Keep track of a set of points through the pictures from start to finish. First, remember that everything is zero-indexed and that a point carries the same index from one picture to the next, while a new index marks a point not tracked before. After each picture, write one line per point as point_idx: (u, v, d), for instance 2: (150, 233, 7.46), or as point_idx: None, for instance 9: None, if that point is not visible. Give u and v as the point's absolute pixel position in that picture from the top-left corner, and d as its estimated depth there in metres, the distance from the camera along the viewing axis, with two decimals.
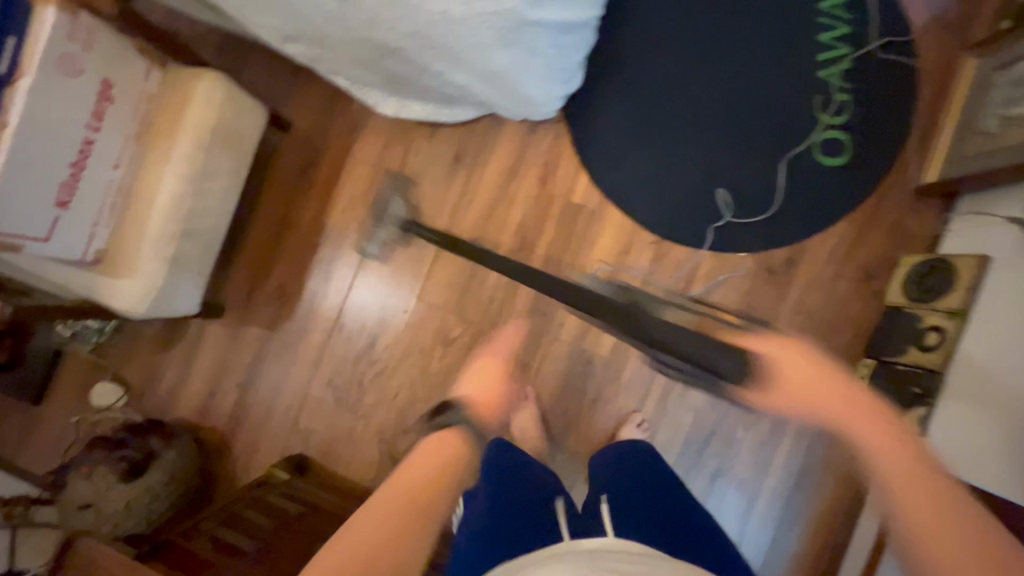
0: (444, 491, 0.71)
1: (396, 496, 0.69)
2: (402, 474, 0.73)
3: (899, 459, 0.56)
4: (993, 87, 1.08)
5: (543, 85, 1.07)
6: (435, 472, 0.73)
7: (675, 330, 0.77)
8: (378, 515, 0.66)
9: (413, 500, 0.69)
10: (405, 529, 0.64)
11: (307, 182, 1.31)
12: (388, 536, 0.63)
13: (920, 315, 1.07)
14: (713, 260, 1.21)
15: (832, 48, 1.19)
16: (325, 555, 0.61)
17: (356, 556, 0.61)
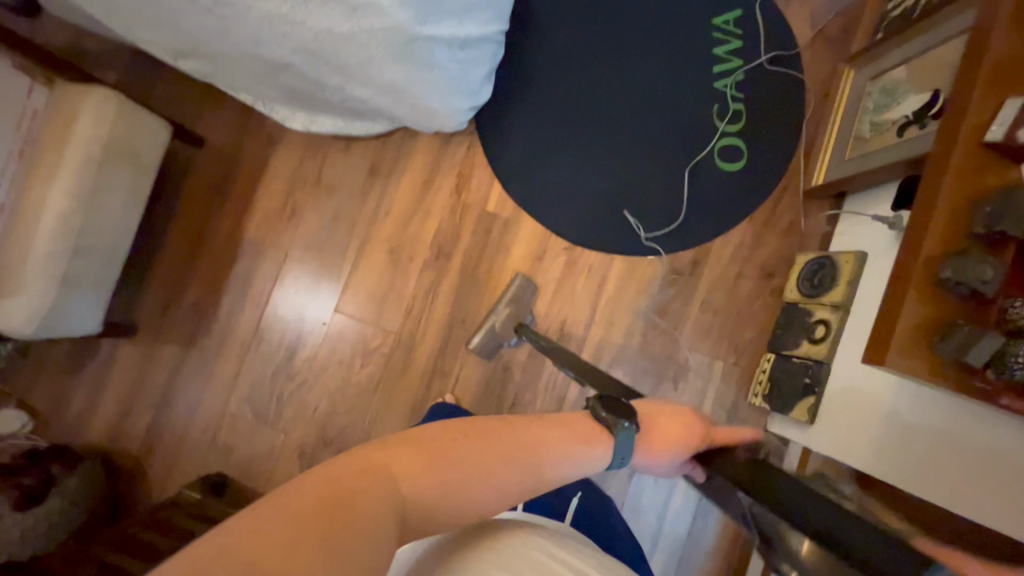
0: (555, 464, 0.54)
1: (516, 434, 0.52)
2: (523, 426, 0.54)
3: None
4: (866, 94, 1.17)
5: (444, 97, 1.10)
6: (540, 445, 0.53)
7: (818, 510, 0.44)
8: (475, 444, 0.48)
9: (500, 448, 0.49)
10: (485, 460, 0.48)
11: (222, 198, 1.30)
12: (449, 468, 0.45)
13: (811, 310, 1.14)
14: (623, 264, 1.26)
15: (726, 61, 1.27)
16: (404, 437, 0.46)
17: (437, 458, 0.45)
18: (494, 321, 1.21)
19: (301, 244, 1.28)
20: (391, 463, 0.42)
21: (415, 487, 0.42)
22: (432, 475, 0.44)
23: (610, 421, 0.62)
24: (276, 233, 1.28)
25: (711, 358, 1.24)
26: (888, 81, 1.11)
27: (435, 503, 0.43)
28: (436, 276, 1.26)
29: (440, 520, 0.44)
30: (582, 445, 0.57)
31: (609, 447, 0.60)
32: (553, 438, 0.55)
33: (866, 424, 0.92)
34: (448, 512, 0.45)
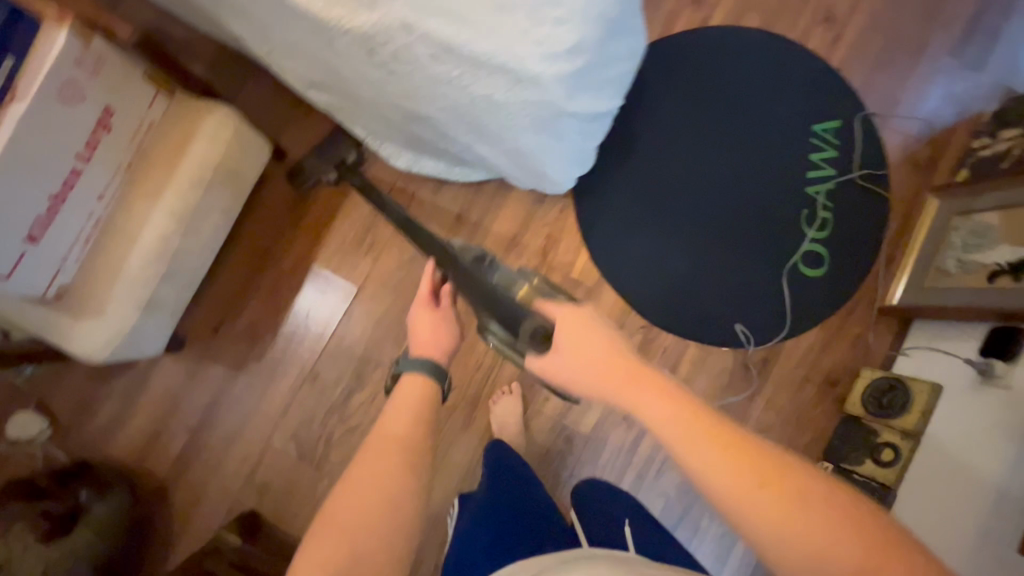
0: (421, 433, 0.76)
1: (382, 446, 0.73)
2: (381, 436, 0.74)
3: (579, 345, 0.72)
4: (952, 229, 1.20)
5: (562, 165, 1.08)
6: (398, 429, 0.75)
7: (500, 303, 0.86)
8: (358, 490, 0.68)
9: (377, 474, 0.69)
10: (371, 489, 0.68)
11: (297, 218, 1.24)
12: (355, 517, 0.65)
13: (877, 430, 1.16)
14: (697, 350, 1.26)
15: (820, 169, 1.30)
16: (322, 519, 0.66)
17: (345, 518, 0.65)
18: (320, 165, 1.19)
19: (374, 280, 1.23)
20: (317, 545, 0.63)
21: (340, 543, 0.63)
22: (349, 527, 0.64)
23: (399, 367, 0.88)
24: (349, 264, 1.23)
25: None
26: (977, 223, 1.14)
27: (361, 541, 0.64)
28: None
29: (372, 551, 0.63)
30: (415, 392, 0.83)
31: (416, 376, 0.86)
32: (406, 413, 0.78)
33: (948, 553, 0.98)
34: (373, 538, 0.64)
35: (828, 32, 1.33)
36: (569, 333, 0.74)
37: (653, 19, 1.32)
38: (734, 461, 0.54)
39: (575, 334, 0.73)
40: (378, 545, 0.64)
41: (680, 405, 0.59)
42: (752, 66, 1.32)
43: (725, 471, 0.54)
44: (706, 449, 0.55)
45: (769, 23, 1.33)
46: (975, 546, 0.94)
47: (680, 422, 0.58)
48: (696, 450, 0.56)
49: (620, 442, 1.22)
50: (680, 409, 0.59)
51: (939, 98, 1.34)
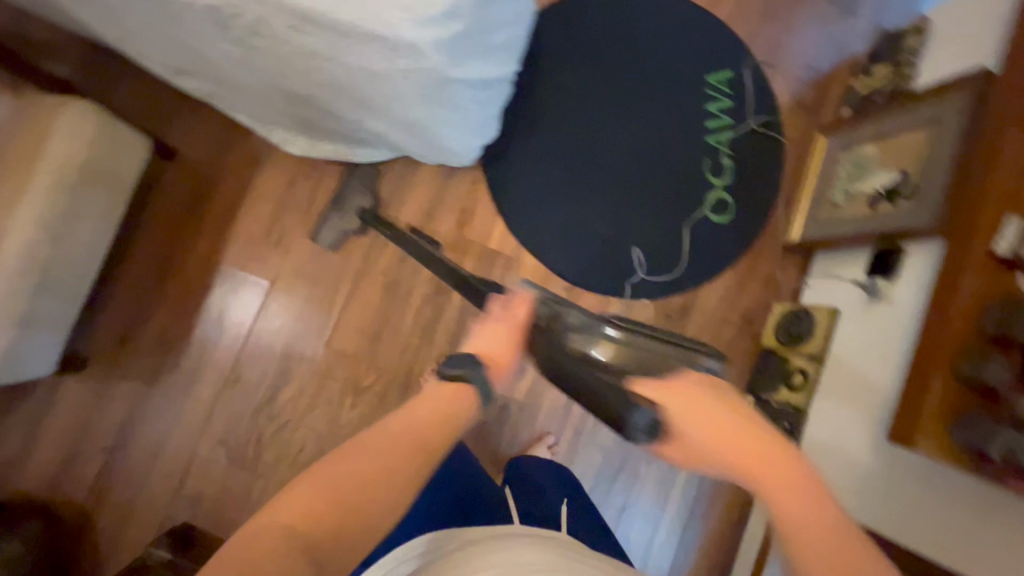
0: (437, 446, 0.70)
1: (395, 441, 0.67)
2: (399, 433, 0.68)
3: (702, 417, 0.73)
4: (839, 164, 1.28)
5: (461, 136, 1.09)
6: (418, 435, 0.69)
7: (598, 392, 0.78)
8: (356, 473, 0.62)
9: (378, 466, 0.63)
10: (365, 476, 0.62)
11: (198, 218, 1.18)
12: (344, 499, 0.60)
13: (789, 358, 1.24)
14: (620, 305, 1.30)
15: (718, 118, 1.36)
16: (302, 482, 0.60)
17: (326, 495, 0.59)
18: (341, 214, 1.19)
19: (290, 273, 1.20)
20: (289, 511, 0.57)
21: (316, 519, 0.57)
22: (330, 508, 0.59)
23: (457, 375, 0.77)
24: (260, 260, 1.19)
25: None
26: (859, 155, 1.23)
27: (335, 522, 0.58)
28: (434, 312, 1.23)
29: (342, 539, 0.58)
30: (456, 404, 0.74)
31: (471, 395, 0.76)
32: (433, 425, 0.71)
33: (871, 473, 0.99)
34: (350, 527, 0.59)
35: None
36: (696, 405, 0.73)
37: None
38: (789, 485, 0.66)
39: (706, 406, 0.73)
40: (347, 532, 0.59)
41: (757, 439, 0.71)
42: (646, 23, 1.35)
43: (769, 483, 0.67)
44: (763, 473, 0.68)
45: None
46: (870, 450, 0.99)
47: (745, 451, 0.70)
48: (768, 476, 0.67)
49: (555, 403, 1.25)
50: (757, 441, 0.71)
51: (819, 42, 1.41)
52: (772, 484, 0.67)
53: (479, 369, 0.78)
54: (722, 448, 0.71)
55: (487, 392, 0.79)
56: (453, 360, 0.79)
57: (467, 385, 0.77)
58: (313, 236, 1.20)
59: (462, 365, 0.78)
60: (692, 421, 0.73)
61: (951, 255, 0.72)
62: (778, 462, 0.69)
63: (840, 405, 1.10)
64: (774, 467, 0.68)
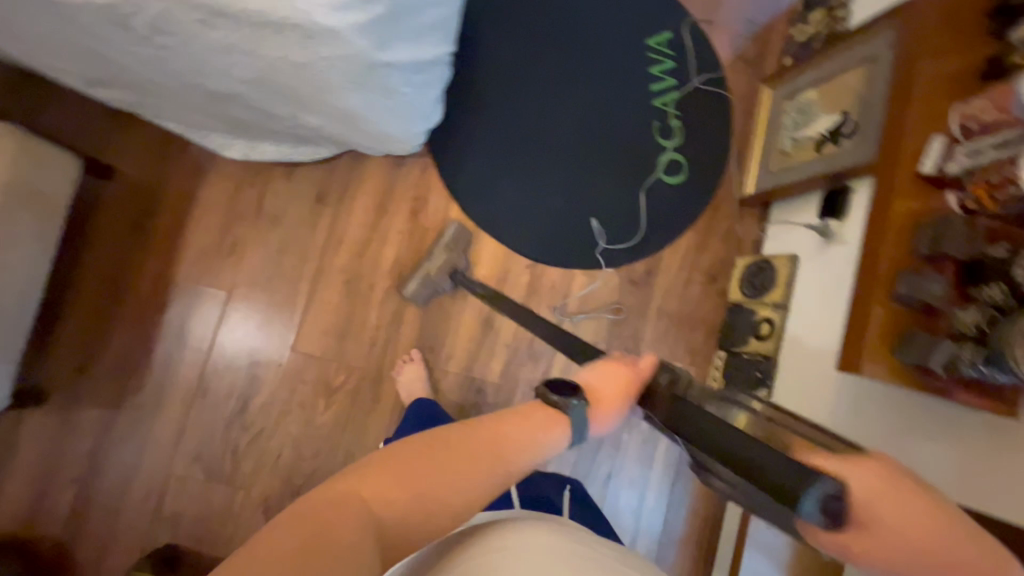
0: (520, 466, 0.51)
1: (479, 441, 0.50)
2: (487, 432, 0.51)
3: (898, 507, 0.40)
4: (785, 113, 1.29)
5: (401, 122, 1.08)
6: (505, 445, 0.51)
7: (725, 433, 0.39)
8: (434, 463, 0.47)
9: (458, 461, 0.48)
10: (445, 470, 0.47)
11: (145, 235, 1.16)
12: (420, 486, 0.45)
13: (756, 309, 1.25)
14: (584, 276, 1.30)
15: (662, 80, 1.36)
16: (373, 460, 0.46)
17: (399, 479, 0.45)
18: (427, 267, 1.19)
19: (246, 281, 1.18)
20: (360, 488, 0.44)
21: (389, 506, 0.44)
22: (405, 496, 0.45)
23: (560, 402, 0.54)
24: (213, 271, 1.17)
25: (671, 359, 1.32)
26: (803, 102, 1.24)
27: (406, 514, 0.44)
28: (398, 304, 1.22)
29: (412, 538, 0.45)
30: (546, 435, 0.52)
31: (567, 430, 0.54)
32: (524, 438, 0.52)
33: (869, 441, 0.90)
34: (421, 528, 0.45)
35: None
36: (881, 493, 0.40)
37: None
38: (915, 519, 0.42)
39: (895, 496, 0.40)
40: (417, 529, 0.45)
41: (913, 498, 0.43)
42: None
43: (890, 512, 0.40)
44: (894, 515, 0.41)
45: None
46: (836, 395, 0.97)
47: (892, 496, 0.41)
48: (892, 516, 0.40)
49: (530, 381, 1.25)
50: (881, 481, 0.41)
51: None
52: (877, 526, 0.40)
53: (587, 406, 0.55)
54: (897, 551, 0.41)
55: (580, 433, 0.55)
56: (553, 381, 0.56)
57: (562, 414, 0.54)
58: (403, 288, 1.21)
59: (559, 392, 0.55)
60: (877, 509, 0.39)
61: (880, 182, 0.74)
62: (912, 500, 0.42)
63: (804, 349, 1.11)
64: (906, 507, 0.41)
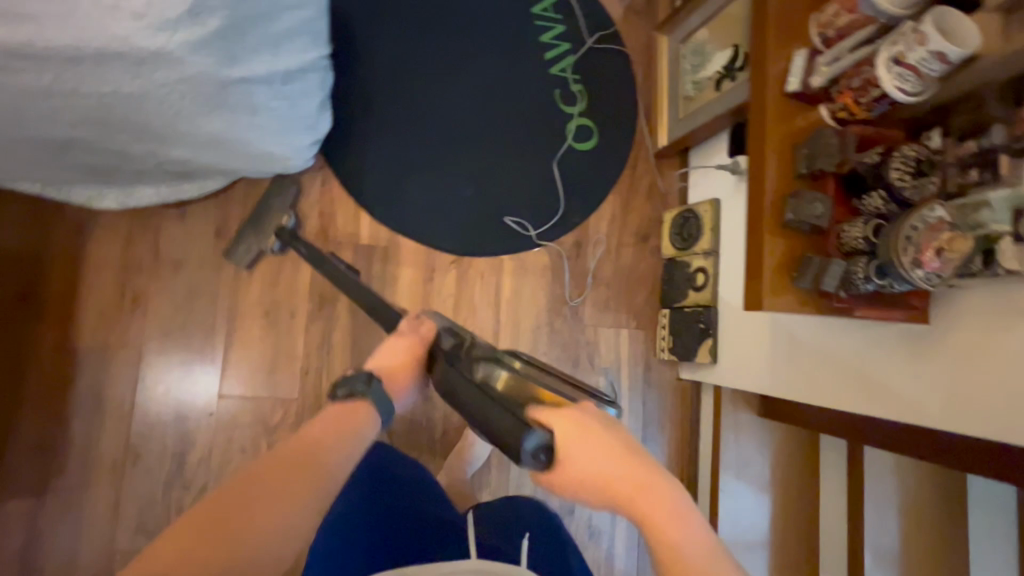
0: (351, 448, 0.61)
1: (305, 447, 0.57)
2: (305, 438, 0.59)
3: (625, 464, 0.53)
4: (682, 57, 1.27)
5: (281, 138, 1.01)
6: (327, 441, 0.59)
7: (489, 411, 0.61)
8: (261, 490, 0.49)
9: (285, 479, 0.52)
10: (274, 492, 0.50)
11: (35, 307, 1.08)
12: (253, 517, 0.47)
13: (689, 261, 1.22)
14: (512, 261, 1.26)
15: (554, 47, 1.32)
16: (194, 517, 0.46)
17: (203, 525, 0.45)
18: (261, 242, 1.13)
19: (156, 334, 1.11)
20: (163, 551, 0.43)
21: (232, 546, 0.45)
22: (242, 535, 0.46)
23: (347, 396, 0.70)
24: (119, 332, 1.10)
25: (617, 328, 1.29)
26: (695, 43, 1.22)
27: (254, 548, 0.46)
28: (325, 327, 1.17)
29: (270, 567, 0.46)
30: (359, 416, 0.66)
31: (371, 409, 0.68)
32: (343, 426, 0.63)
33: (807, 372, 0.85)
34: (269, 551, 0.46)
35: None
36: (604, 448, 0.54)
37: None
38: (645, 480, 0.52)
39: (596, 440, 0.54)
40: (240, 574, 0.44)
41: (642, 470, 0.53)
42: None
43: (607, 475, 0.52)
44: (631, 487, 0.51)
45: None
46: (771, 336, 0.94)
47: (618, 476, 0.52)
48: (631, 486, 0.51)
49: None
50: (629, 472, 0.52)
51: None
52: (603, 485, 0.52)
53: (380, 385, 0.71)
54: (592, 490, 0.53)
55: (386, 407, 0.71)
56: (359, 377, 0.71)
57: (364, 401, 0.69)
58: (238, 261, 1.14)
59: (356, 385, 0.70)
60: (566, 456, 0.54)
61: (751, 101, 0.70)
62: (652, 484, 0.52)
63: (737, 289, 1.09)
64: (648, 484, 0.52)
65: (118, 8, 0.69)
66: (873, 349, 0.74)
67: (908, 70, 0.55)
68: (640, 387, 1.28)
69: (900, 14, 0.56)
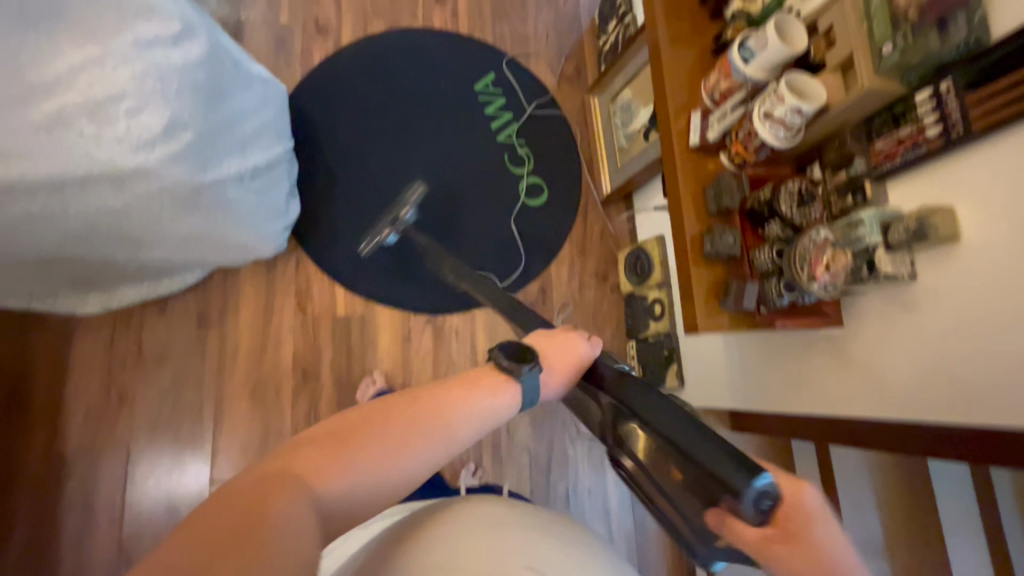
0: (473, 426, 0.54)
1: (436, 403, 0.53)
2: (436, 397, 0.54)
3: (816, 532, 0.40)
4: (613, 114, 1.42)
5: (254, 228, 1.09)
6: (453, 408, 0.54)
7: (693, 434, 0.39)
8: (384, 427, 0.48)
9: (405, 430, 0.49)
10: (384, 439, 0.47)
11: (20, 416, 1.09)
12: (361, 447, 0.46)
13: (645, 294, 1.32)
14: (484, 314, 1.34)
15: (498, 117, 1.47)
16: (300, 440, 0.45)
17: (338, 442, 0.45)
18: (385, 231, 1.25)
19: (145, 427, 1.13)
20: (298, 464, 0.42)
21: (334, 474, 0.43)
22: (344, 471, 0.44)
23: (514, 368, 0.59)
24: (107, 429, 1.12)
25: None
26: (623, 102, 1.37)
27: (348, 486, 0.44)
28: (311, 400, 1.21)
29: (358, 509, 0.45)
30: (494, 397, 0.57)
31: (517, 393, 0.59)
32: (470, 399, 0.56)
33: (761, 380, 0.94)
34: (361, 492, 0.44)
35: (445, 11, 1.51)
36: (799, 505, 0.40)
37: (290, 58, 1.39)
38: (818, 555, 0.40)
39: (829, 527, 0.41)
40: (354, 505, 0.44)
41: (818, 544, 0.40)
42: (402, 63, 1.46)
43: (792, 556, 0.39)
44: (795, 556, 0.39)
45: (393, 22, 1.48)
46: (728, 354, 1.02)
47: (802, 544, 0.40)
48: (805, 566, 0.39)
49: None
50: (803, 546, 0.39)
51: (556, 22, 1.57)
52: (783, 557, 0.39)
53: (536, 373, 0.60)
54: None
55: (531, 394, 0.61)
56: (509, 351, 0.62)
57: (513, 378, 0.60)
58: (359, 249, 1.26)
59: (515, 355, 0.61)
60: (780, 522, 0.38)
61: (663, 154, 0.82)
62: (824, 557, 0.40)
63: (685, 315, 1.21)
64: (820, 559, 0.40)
65: (100, 135, 0.81)
66: (815, 353, 0.81)
67: (776, 121, 0.67)
68: None
69: (759, 76, 0.70)
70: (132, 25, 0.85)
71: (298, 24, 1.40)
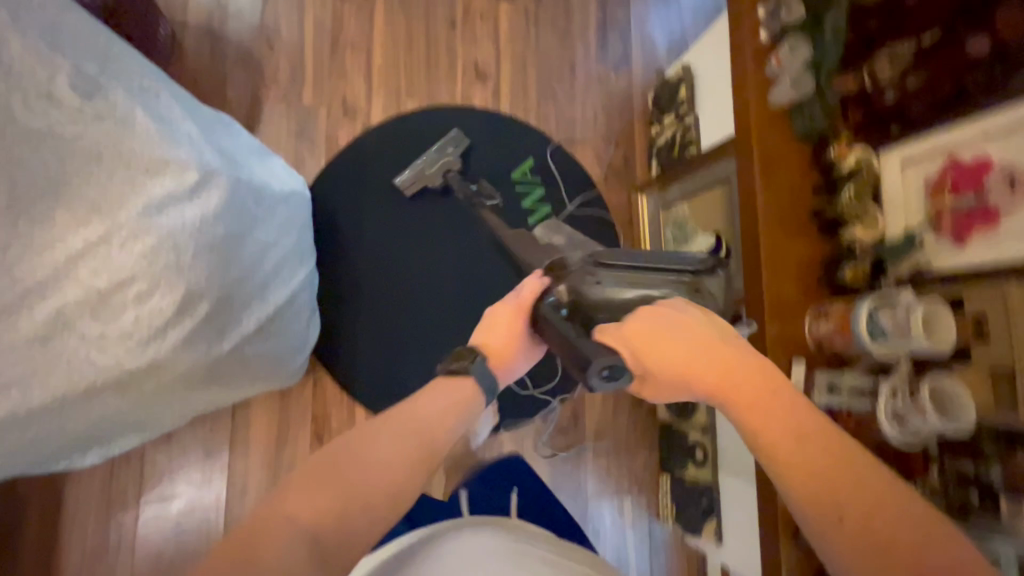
0: (456, 431, 0.61)
1: (416, 417, 0.59)
2: (412, 410, 0.60)
3: (671, 347, 0.58)
4: (665, 224, 1.31)
5: (275, 367, 1.00)
6: (433, 418, 0.60)
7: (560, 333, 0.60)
8: (361, 449, 0.55)
9: (393, 448, 0.56)
10: (373, 463, 0.55)
11: (14, 559, 1.03)
12: (346, 479, 0.53)
13: (687, 431, 1.22)
14: (510, 439, 1.28)
15: (536, 211, 1.34)
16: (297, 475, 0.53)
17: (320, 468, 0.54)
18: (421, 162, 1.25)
19: (145, 568, 1.05)
20: (287, 506, 0.51)
21: (312, 514, 0.51)
22: (328, 507, 0.51)
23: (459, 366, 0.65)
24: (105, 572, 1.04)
25: (619, 495, 1.31)
26: (677, 216, 1.25)
27: (333, 525, 0.51)
28: None
29: (344, 545, 0.52)
30: (464, 387, 0.63)
31: (476, 385, 0.64)
32: (446, 400, 0.62)
33: None
34: (360, 520, 0.53)
35: (485, 88, 1.37)
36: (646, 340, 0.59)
37: (313, 146, 1.27)
38: (721, 366, 0.57)
39: (674, 332, 0.59)
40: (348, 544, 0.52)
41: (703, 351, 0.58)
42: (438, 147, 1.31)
43: (691, 363, 0.58)
44: (693, 367, 0.58)
45: (428, 102, 1.33)
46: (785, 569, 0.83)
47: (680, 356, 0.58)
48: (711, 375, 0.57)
49: None
50: (673, 351, 0.58)
51: (605, 103, 1.42)
52: (670, 362, 0.58)
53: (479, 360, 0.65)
54: (682, 378, 0.58)
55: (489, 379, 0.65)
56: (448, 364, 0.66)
57: (468, 376, 0.64)
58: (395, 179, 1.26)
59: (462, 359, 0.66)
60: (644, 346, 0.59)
61: None
62: (712, 366, 0.57)
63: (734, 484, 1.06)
64: (706, 370, 0.58)
65: (104, 336, 0.69)
66: None
67: (908, 428, 0.61)
68: (646, 554, 1.30)
69: (887, 356, 0.64)
70: (142, 185, 0.72)
71: (323, 107, 1.27)
